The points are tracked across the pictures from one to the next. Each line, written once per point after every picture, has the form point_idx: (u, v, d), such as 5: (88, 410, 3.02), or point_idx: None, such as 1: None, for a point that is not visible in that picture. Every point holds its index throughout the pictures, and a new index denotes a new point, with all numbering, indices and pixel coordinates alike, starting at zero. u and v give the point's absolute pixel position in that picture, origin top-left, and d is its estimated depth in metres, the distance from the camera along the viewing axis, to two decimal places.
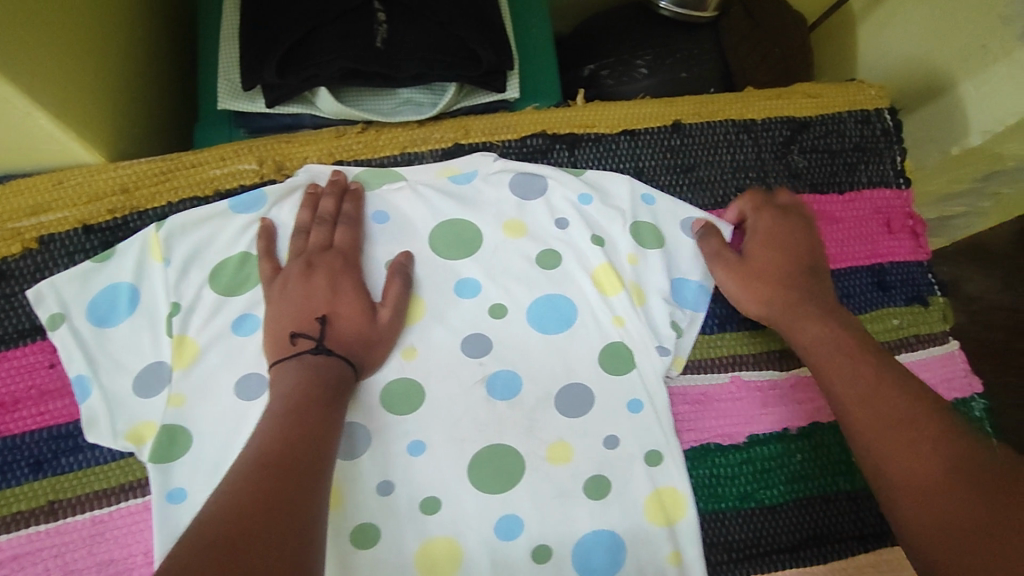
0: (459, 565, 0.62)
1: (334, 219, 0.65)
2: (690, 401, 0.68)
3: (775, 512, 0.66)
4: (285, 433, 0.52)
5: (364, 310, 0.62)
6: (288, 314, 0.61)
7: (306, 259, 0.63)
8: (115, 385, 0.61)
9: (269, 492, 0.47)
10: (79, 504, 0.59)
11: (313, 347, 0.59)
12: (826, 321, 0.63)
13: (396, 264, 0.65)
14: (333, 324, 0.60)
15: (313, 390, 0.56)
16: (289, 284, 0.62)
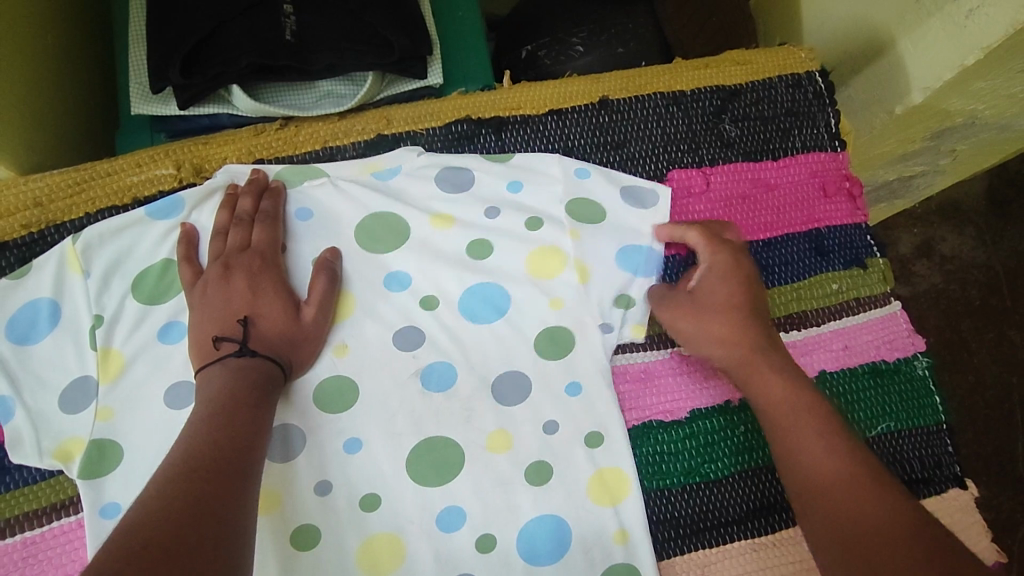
0: (403, 561, 0.59)
1: (252, 218, 0.64)
2: (632, 379, 0.66)
3: (721, 485, 0.64)
4: (211, 436, 0.50)
5: (289, 307, 0.61)
6: (208, 320, 0.60)
7: (223, 261, 0.62)
8: (39, 403, 0.59)
9: (195, 497, 0.45)
10: (10, 526, 0.57)
11: (236, 350, 0.57)
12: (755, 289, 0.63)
13: (321, 261, 0.65)
14: (255, 325, 0.59)
15: (243, 391, 0.55)
16: (209, 288, 0.61)
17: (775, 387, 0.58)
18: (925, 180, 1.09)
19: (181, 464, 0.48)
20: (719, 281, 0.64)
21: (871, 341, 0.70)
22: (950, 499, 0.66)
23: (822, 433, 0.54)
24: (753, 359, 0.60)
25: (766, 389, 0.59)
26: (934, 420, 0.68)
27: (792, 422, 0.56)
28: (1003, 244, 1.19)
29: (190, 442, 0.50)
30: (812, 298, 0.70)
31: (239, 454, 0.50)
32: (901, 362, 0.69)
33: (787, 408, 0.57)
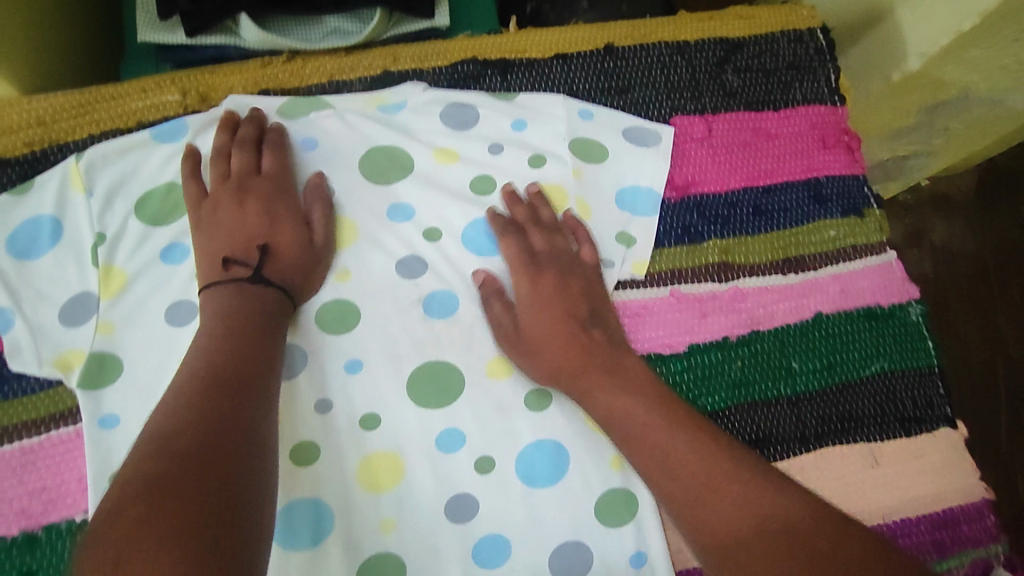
0: (401, 478, 0.60)
1: (259, 144, 0.65)
2: (631, 315, 0.67)
3: (716, 416, 0.65)
4: (217, 364, 0.50)
5: (301, 230, 0.62)
6: (216, 241, 0.60)
7: (235, 184, 0.62)
8: (39, 316, 0.59)
9: (208, 421, 0.46)
10: (8, 434, 0.57)
11: (249, 275, 0.57)
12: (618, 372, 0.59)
13: (314, 187, 0.65)
14: (264, 249, 0.59)
15: (255, 314, 0.56)
16: (221, 208, 0.61)
17: (665, 443, 0.54)
18: (916, 161, 1.10)
19: (189, 393, 0.48)
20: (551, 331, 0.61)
21: (866, 287, 0.71)
22: (942, 437, 0.66)
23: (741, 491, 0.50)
24: (639, 409, 0.56)
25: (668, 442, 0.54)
26: (926, 363, 0.69)
27: (704, 485, 0.51)
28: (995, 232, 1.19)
29: (198, 367, 0.50)
30: (808, 243, 0.71)
31: (248, 380, 0.50)
32: (895, 308, 0.70)
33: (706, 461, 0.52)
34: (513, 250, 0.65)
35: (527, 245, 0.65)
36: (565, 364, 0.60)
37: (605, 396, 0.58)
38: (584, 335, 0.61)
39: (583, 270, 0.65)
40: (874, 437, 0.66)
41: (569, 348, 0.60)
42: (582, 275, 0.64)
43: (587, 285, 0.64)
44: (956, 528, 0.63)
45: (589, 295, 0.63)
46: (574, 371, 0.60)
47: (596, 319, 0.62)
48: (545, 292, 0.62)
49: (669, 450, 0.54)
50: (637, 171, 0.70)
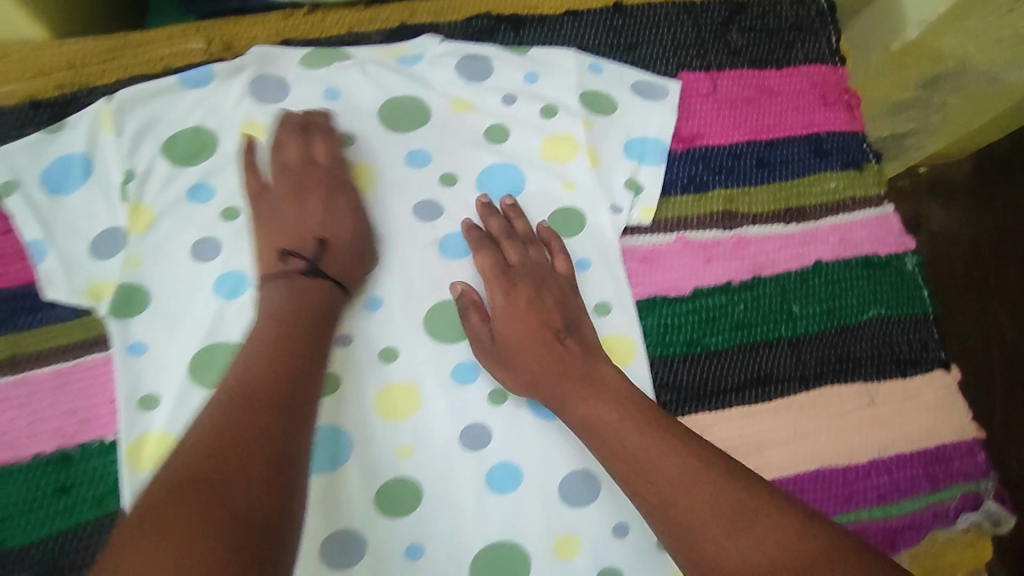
0: (418, 408, 0.63)
1: (314, 136, 0.66)
2: (638, 259, 0.69)
3: (720, 356, 0.67)
4: (263, 363, 0.52)
5: (358, 220, 0.64)
6: (273, 232, 0.61)
7: (295, 178, 0.64)
8: (71, 249, 0.62)
9: (250, 419, 0.47)
10: (42, 358, 0.60)
11: (304, 268, 0.59)
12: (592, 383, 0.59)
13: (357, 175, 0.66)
14: (322, 244, 0.61)
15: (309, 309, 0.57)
16: (278, 202, 0.63)
17: (666, 468, 0.51)
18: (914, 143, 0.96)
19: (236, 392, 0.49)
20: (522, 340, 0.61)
21: (864, 237, 0.73)
22: (936, 379, 0.69)
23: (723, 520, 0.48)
24: (632, 426, 0.55)
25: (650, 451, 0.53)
26: (922, 310, 0.72)
27: (713, 519, 0.48)
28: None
29: (246, 368, 0.51)
30: (809, 194, 0.74)
31: (292, 384, 0.51)
32: (892, 258, 0.73)
33: (688, 479, 0.50)
34: (488, 262, 0.65)
35: (501, 258, 0.65)
36: (541, 375, 0.60)
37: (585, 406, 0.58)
38: (557, 345, 0.61)
39: (557, 282, 0.64)
40: (871, 378, 0.68)
41: (547, 359, 0.60)
42: (557, 288, 0.64)
43: (563, 296, 0.63)
44: (947, 463, 0.66)
45: (563, 306, 0.63)
46: (548, 380, 0.60)
47: (571, 330, 0.62)
48: (519, 302, 0.62)
49: (668, 477, 0.51)
50: (644, 122, 0.73)
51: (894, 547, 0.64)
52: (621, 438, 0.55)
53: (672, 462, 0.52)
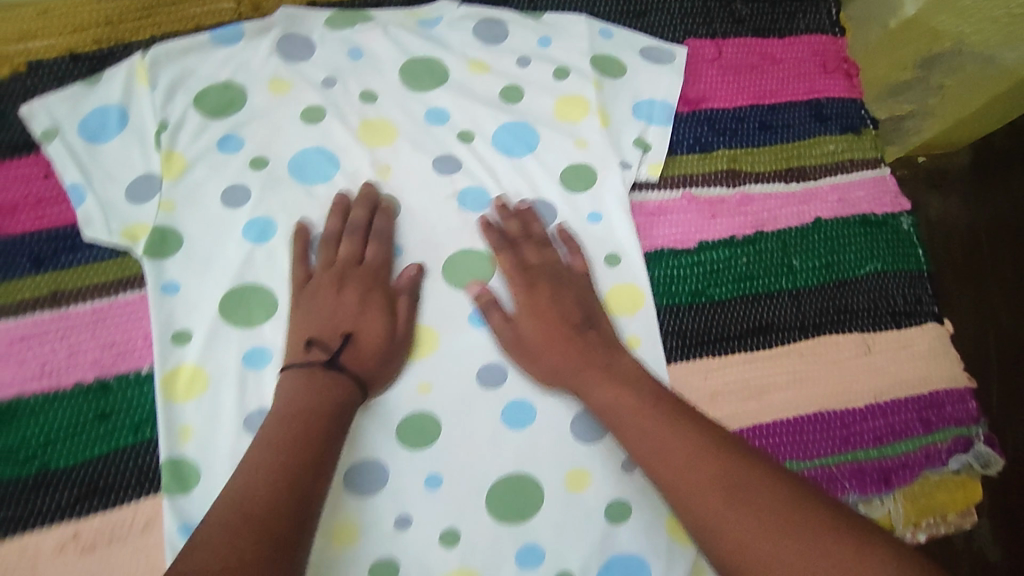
0: (437, 347, 0.66)
1: (365, 232, 0.67)
2: (646, 214, 0.73)
3: (723, 306, 0.71)
4: (270, 477, 0.51)
5: (385, 320, 0.63)
6: (307, 321, 0.62)
7: (337, 272, 0.64)
8: (107, 193, 0.65)
9: (261, 534, 0.47)
10: (81, 294, 0.63)
11: (324, 361, 0.59)
12: (614, 376, 0.61)
13: (406, 278, 0.66)
14: (355, 341, 0.61)
15: (322, 409, 0.56)
16: (319, 292, 0.63)
17: (687, 458, 0.54)
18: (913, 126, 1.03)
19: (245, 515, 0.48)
20: (544, 331, 0.64)
21: (861, 197, 0.77)
22: (929, 330, 0.72)
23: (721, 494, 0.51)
24: (645, 410, 0.58)
25: (654, 430, 0.56)
26: (916, 267, 0.75)
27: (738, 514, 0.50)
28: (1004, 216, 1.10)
29: (252, 477, 0.51)
30: (809, 156, 0.77)
31: (301, 502, 0.50)
32: (888, 217, 0.76)
33: (690, 462, 0.53)
34: (510, 261, 0.67)
35: (520, 259, 0.67)
36: (563, 365, 0.63)
37: (601, 389, 0.61)
38: (580, 338, 0.63)
39: (576, 281, 0.66)
40: (867, 328, 0.72)
41: (570, 351, 0.63)
42: (576, 285, 0.66)
43: (581, 296, 0.66)
44: (941, 408, 0.69)
45: (582, 303, 0.65)
46: (569, 372, 0.62)
47: (591, 323, 0.64)
48: (539, 300, 0.65)
49: (690, 467, 0.53)
50: (652, 84, 0.76)
51: (889, 485, 0.67)
52: (633, 425, 0.58)
53: (677, 442, 0.55)
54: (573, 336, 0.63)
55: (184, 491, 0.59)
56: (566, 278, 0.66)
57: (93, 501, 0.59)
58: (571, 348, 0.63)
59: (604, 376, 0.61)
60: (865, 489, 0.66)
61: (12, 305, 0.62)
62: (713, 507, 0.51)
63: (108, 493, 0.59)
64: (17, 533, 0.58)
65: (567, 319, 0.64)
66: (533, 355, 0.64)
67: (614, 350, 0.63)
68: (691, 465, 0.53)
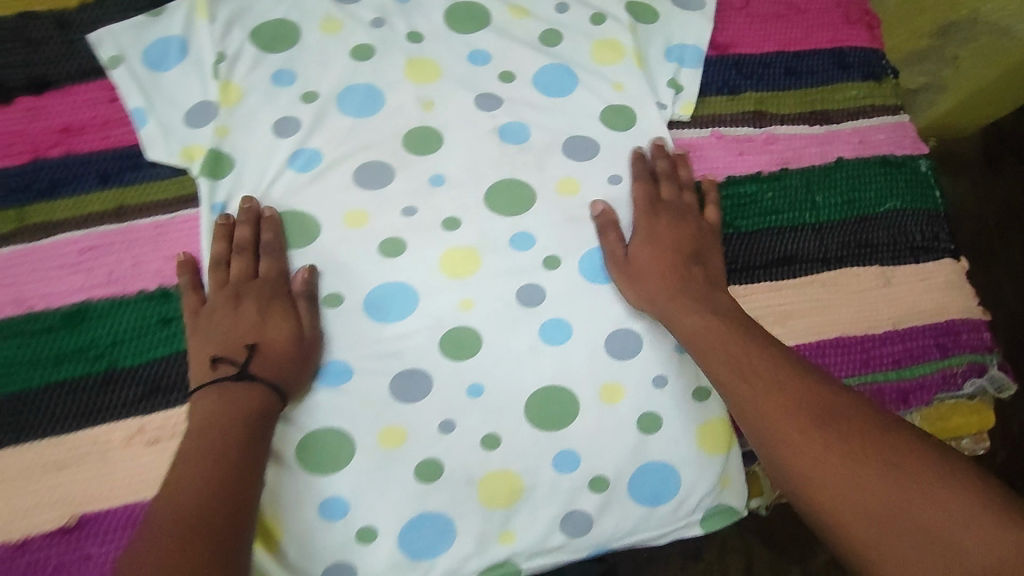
0: (477, 269, 0.69)
1: (254, 248, 0.66)
2: (677, 150, 0.76)
3: (750, 237, 0.74)
4: (202, 491, 0.52)
5: (288, 320, 0.63)
6: (212, 339, 0.62)
7: (232, 288, 0.64)
8: (169, 117, 0.69)
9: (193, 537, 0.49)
10: (144, 210, 0.67)
11: (233, 375, 0.60)
12: (718, 303, 0.66)
13: (300, 283, 0.66)
14: (261, 351, 0.61)
15: (234, 419, 0.57)
16: (217, 311, 0.63)
17: (765, 371, 0.59)
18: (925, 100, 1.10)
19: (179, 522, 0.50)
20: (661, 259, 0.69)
21: (882, 140, 0.80)
22: (947, 265, 0.76)
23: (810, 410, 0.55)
24: (726, 334, 0.63)
25: (744, 352, 0.61)
26: (934, 206, 0.78)
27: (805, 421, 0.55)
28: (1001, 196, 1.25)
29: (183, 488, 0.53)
30: (832, 101, 0.80)
31: (226, 505, 0.52)
32: (907, 160, 0.79)
33: (765, 375, 0.58)
34: (642, 191, 0.72)
35: (654, 193, 0.72)
36: (663, 290, 0.67)
37: (689, 315, 0.65)
38: (690, 270, 0.68)
39: (696, 224, 0.72)
40: (887, 262, 0.75)
41: (672, 280, 0.67)
42: (696, 227, 0.71)
43: (699, 235, 0.71)
44: (956, 335, 0.73)
45: (699, 243, 0.70)
46: (671, 295, 0.67)
47: (699, 259, 0.69)
48: (661, 229, 0.70)
49: (764, 382, 0.58)
50: (683, 30, 0.80)
51: (907, 403, 0.70)
52: (712, 345, 0.63)
53: (755, 360, 0.60)
54: (683, 269, 0.68)
55: None
56: (683, 218, 0.71)
57: (156, 399, 0.63)
58: (671, 277, 0.67)
59: (701, 303, 0.66)
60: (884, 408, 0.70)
61: (78, 217, 0.66)
62: (784, 413, 0.56)
63: (170, 391, 0.63)
64: (85, 426, 0.62)
65: (680, 252, 0.69)
66: (646, 280, 0.68)
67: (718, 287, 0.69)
68: (779, 384, 0.58)
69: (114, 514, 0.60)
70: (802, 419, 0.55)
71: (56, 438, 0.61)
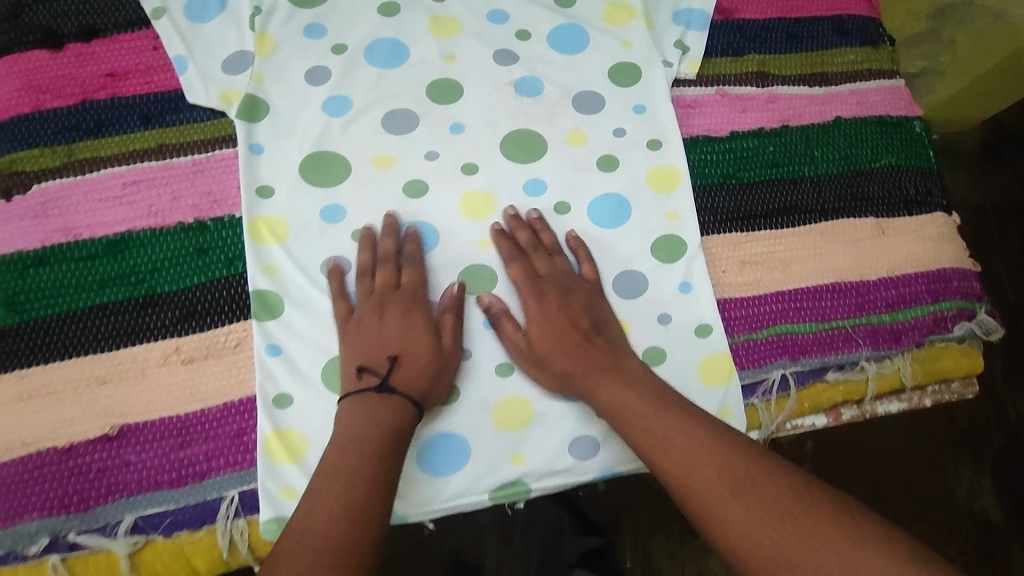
0: (493, 211, 0.74)
1: (397, 260, 0.69)
2: (683, 107, 0.81)
3: (751, 187, 0.78)
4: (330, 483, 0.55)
5: (432, 337, 0.65)
6: (357, 350, 0.64)
7: (378, 299, 0.66)
8: (207, 63, 0.74)
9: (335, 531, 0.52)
10: (184, 148, 0.71)
11: (377, 385, 0.61)
12: (620, 384, 0.64)
13: (450, 297, 0.68)
14: (401, 362, 0.63)
15: (387, 424, 0.59)
16: (364, 322, 0.65)
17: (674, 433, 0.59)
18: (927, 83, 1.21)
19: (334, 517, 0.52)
20: (555, 339, 0.66)
21: (877, 102, 0.84)
22: (937, 219, 0.79)
23: (728, 481, 0.56)
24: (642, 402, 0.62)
25: (659, 427, 0.60)
26: (927, 165, 0.82)
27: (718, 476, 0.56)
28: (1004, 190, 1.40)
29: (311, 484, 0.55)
30: (830, 64, 0.85)
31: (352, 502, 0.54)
32: (902, 120, 0.83)
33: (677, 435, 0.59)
34: (518, 272, 0.70)
35: (530, 268, 0.70)
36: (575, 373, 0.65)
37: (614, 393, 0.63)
38: (588, 345, 0.66)
39: (583, 287, 0.70)
40: (882, 215, 0.79)
41: (582, 360, 0.65)
42: (581, 293, 0.69)
43: (588, 302, 0.69)
44: (948, 283, 0.76)
45: (590, 309, 0.68)
46: (585, 384, 0.65)
47: (598, 331, 0.67)
48: (550, 308, 0.67)
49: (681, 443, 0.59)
50: None
51: (900, 344, 0.74)
52: (638, 416, 0.62)
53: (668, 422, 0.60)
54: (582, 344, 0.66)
55: (272, 316, 0.68)
56: (564, 287, 0.69)
57: (192, 322, 0.67)
58: (580, 365, 0.65)
59: (616, 380, 0.64)
60: (877, 347, 0.73)
61: (123, 154, 0.70)
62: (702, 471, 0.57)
63: (205, 316, 0.67)
64: (126, 345, 0.65)
65: (574, 329, 0.67)
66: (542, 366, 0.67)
67: (620, 355, 0.66)
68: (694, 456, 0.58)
69: (153, 425, 0.63)
70: (720, 496, 0.55)
71: (100, 355, 0.65)
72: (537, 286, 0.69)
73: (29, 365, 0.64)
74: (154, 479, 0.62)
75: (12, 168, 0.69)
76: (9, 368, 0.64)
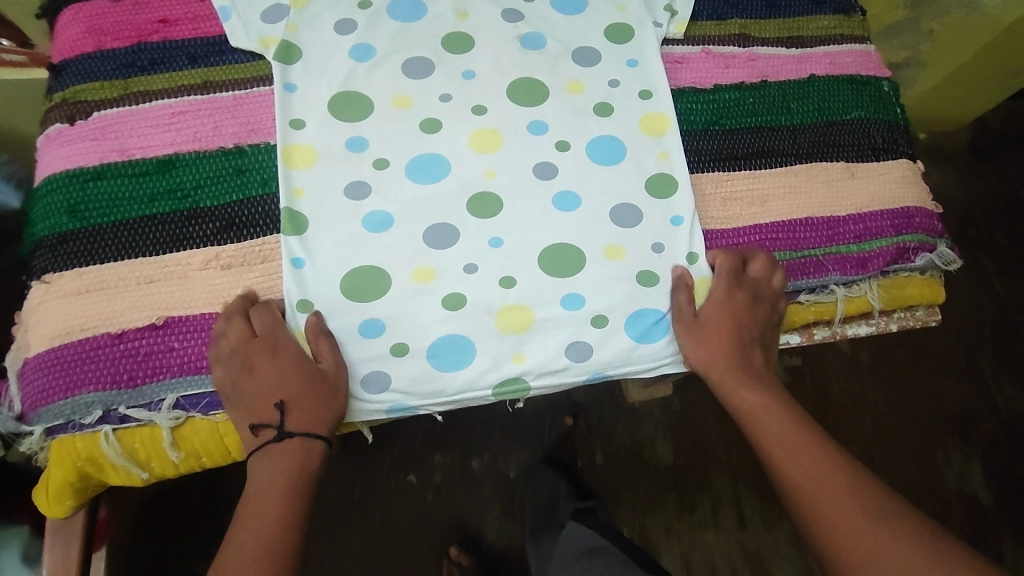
0: (500, 145, 0.82)
1: (248, 315, 0.71)
2: (671, 62, 0.90)
3: (733, 133, 0.87)
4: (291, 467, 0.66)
5: (304, 366, 0.69)
6: (240, 413, 0.67)
7: (240, 358, 0.68)
8: (248, 13, 0.83)
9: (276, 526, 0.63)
10: (226, 85, 0.80)
11: (276, 434, 0.66)
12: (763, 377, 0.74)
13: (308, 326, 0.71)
14: (288, 408, 0.67)
15: (302, 448, 0.66)
16: (239, 384, 0.68)
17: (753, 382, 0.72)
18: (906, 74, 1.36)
19: (266, 547, 0.61)
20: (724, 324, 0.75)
21: (849, 63, 0.92)
22: (902, 166, 0.88)
23: (815, 454, 0.67)
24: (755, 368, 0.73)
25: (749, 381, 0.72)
26: (894, 118, 0.91)
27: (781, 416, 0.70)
28: (987, 187, 1.56)
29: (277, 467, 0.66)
30: (807, 29, 0.94)
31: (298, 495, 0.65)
32: (871, 79, 0.92)
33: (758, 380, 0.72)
34: (727, 264, 0.79)
35: (738, 269, 0.78)
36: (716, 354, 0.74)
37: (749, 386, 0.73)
38: (747, 348, 0.75)
39: (767, 308, 0.78)
40: (852, 159, 0.87)
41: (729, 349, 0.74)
42: (766, 308, 0.77)
43: (766, 319, 0.77)
44: (911, 219, 0.84)
45: (761, 327, 0.77)
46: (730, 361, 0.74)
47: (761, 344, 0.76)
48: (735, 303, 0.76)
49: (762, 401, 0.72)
50: None
51: (866, 270, 0.82)
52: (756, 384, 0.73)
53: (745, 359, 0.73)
54: (745, 347, 0.75)
55: (295, 231, 0.75)
56: (755, 299, 0.77)
57: (230, 233, 0.75)
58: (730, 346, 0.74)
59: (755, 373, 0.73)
60: (844, 273, 0.81)
61: (171, 88, 0.79)
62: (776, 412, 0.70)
63: (242, 229, 0.75)
64: (172, 251, 0.74)
65: (744, 329, 0.75)
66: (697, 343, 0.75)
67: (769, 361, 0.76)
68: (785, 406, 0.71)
69: (194, 319, 0.71)
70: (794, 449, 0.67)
71: (150, 258, 0.73)
72: (747, 284, 0.78)
73: (87, 265, 0.72)
74: (195, 364, 0.70)
75: (76, 98, 0.78)
76: (70, 266, 0.72)
